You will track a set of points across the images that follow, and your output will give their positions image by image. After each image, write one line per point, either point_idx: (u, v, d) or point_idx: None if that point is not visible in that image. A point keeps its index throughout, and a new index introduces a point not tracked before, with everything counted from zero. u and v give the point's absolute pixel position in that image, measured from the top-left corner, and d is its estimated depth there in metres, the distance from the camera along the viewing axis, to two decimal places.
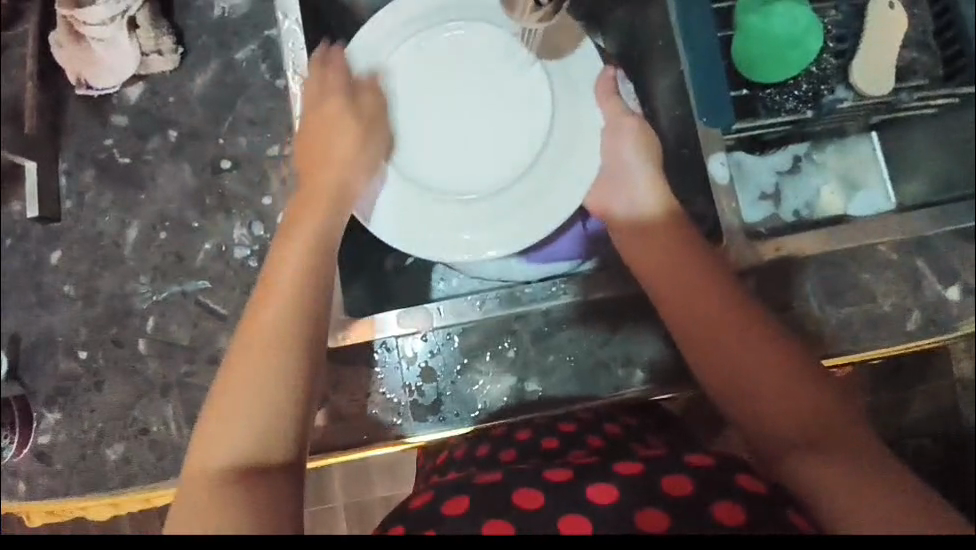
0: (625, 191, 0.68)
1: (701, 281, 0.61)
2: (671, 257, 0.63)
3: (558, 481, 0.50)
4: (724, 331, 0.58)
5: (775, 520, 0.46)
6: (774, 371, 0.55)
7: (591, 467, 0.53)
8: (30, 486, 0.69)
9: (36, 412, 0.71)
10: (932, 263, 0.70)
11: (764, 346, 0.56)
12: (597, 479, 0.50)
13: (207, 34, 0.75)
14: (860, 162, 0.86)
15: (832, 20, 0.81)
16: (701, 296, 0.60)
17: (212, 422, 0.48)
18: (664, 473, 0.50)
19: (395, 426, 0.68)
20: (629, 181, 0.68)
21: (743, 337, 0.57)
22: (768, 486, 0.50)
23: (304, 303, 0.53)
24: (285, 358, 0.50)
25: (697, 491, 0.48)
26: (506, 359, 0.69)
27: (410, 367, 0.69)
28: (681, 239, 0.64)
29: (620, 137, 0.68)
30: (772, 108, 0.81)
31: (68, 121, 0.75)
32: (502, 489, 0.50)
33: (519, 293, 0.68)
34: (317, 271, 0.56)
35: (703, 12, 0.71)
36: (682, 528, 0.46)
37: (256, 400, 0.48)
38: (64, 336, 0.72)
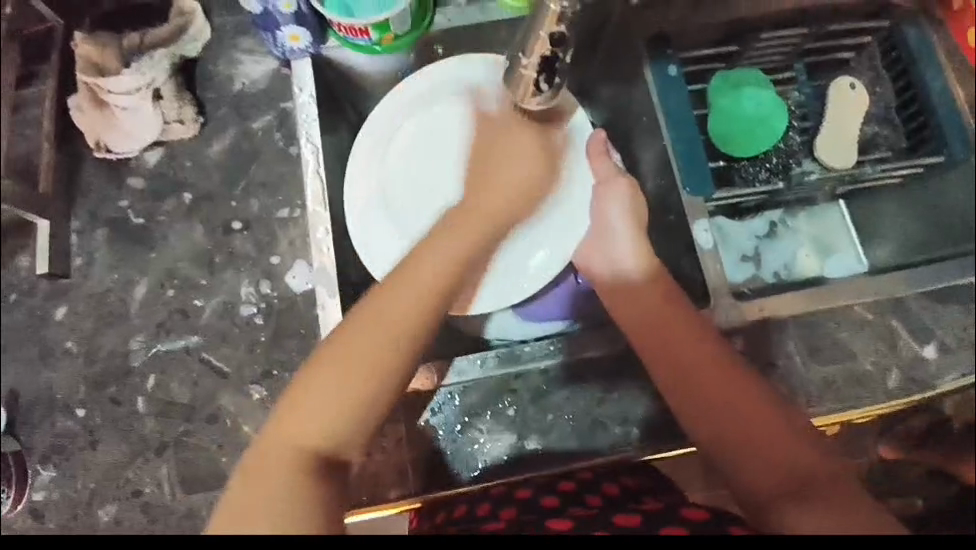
0: (614, 251, 0.72)
1: (685, 335, 0.64)
2: (652, 312, 0.66)
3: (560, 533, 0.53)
4: (704, 382, 0.61)
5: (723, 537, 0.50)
6: (751, 416, 0.58)
7: (594, 518, 0.56)
8: None
9: (31, 468, 0.70)
10: (907, 322, 0.74)
11: (748, 397, 0.59)
12: (600, 528, 0.53)
13: (226, 105, 0.81)
14: (830, 229, 0.92)
15: (795, 102, 0.91)
16: (684, 350, 0.63)
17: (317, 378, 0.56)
18: (664, 525, 0.52)
19: (396, 485, 0.69)
20: (611, 245, 0.72)
21: (726, 391, 0.60)
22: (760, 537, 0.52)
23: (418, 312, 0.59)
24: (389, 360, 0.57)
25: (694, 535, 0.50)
26: (505, 418, 0.70)
27: (411, 424, 0.70)
28: (659, 295, 0.68)
29: (609, 197, 0.73)
30: (746, 179, 0.87)
31: (84, 182, 0.78)
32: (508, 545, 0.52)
33: (518, 352, 0.71)
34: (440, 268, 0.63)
35: (681, 96, 0.81)
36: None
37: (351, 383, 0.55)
38: (62, 394, 0.72)
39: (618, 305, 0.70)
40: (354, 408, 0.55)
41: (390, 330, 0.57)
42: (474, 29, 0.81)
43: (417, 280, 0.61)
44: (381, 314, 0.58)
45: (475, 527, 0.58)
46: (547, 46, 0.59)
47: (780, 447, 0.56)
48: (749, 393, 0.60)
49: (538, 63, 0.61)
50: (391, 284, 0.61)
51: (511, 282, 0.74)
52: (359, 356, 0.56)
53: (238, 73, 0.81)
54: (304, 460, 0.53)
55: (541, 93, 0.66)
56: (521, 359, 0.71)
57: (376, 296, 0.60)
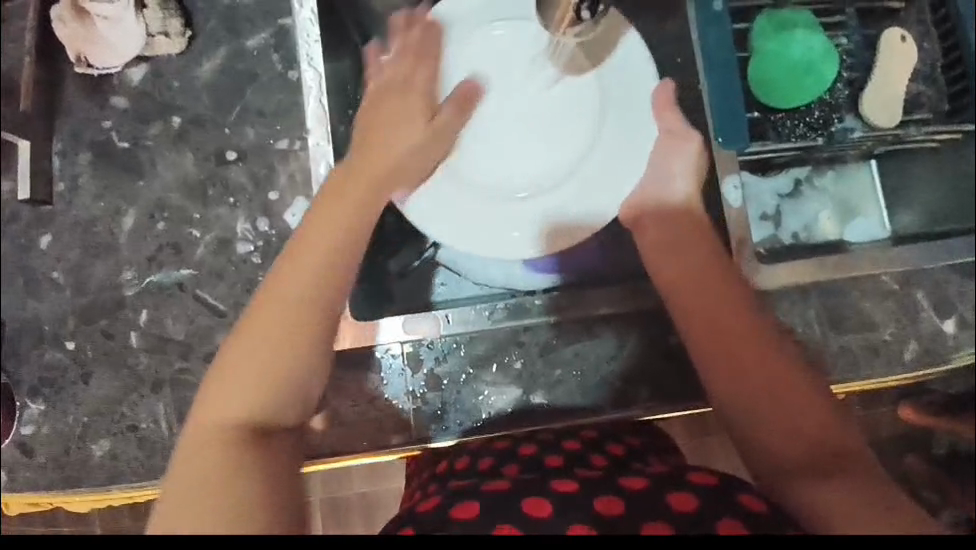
0: (664, 191, 0.69)
1: (726, 306, 0.61)
2: (683, 270, 0.65)
3: (565, 491, 0.52)
4: (731, 343, 0.58)
5: (729, 502, 0.49)
6: (802, 401, 0.54)
7: (598, 480, 0.54)
8: (10, 477, 0.67)
9: (20, 402, 0.68)
10: (930, 296, 0.71)
11: (771, 371, 0.56)
12: (604, 491, 0.52)
13: (218, 18, 0.73)
14: (857, 190, 0.89)
15: (845, 49, 0.82)
16: (713, 311, 0.61)
17: (226, 368, 0.51)
18: (669, 490, 0.51)
19: (397, 433, 0.67)
20: (661, 188, 0.69)
21: (744, 368, 0.57)
22: (770, 504, 0.50)
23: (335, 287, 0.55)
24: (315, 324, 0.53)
25: (702, 507, 0.49)
26: (512, 371, 0.69)
27: (413, 375, 0.68)
28: (701, 252, 0.66)
29: (673, 146, 0.70)
30: (781, 132, 0.80)
31: (64, 98, 0.71)
32: (513, 498, 0.51)
33: (528, 305, 0.69)
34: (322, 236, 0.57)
35: (722, 38, 0.73)
36: (709, 505, 0.49)
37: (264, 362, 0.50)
38: (51, 325, 0.69)
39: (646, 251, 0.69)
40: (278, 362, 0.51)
41: (306, 290, 0.54)
42: None
43: (309, 256, 0.56)
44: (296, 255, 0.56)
45: (474, 483, 0.56)
46: None
47: (802, 417, 0.53)
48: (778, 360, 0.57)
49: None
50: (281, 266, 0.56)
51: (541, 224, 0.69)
52: (249, 350, 0.51)
53: None
54: (233, 436, 0.48)
55: None
56: (534, 312, 0.69)
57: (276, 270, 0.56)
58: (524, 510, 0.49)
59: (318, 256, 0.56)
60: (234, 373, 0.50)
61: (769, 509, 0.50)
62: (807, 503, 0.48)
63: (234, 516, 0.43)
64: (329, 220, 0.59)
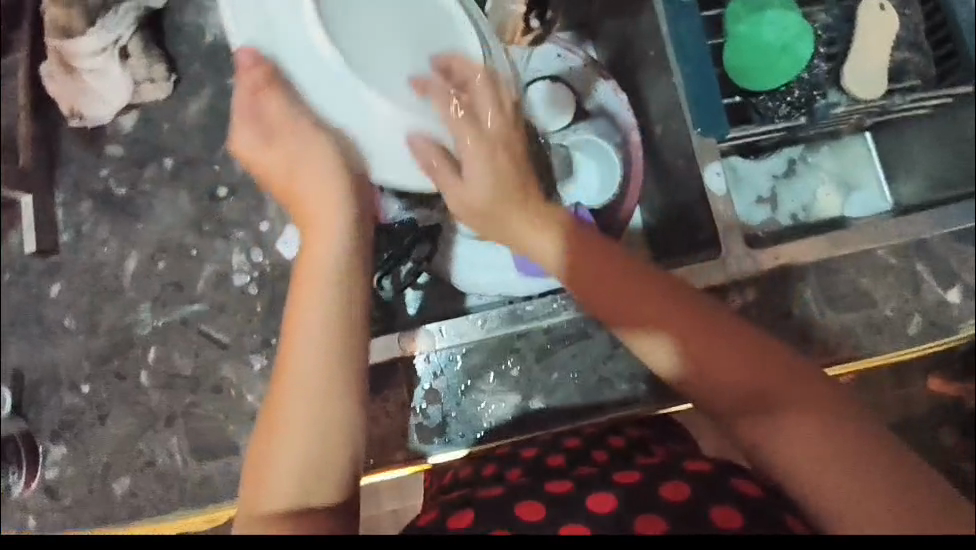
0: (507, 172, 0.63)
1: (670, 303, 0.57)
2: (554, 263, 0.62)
3: (558, 492, 0.52)
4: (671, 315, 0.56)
5: (722, 489, 0.50)
6: (753, 358, 0.53)
7: (591, 478, 0.53)
8: (39, 520, 0.69)
9: (41, 446, 0.71)
10: (930, 265, 0.70)
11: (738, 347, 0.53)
12: (599, 488, 0.51)
13: (201, 61, 0.76)
14: (853, 162, 0.88)
15: (821, 25, 0.82)
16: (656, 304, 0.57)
17: (258, 461, 0.51)
18: (663, 480, 0.51)
19: (401, 449, 0.68)
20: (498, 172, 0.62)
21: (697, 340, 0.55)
22: (764, 488, 0.52)
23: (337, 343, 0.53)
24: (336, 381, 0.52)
25: (696, 495, 0.49)
26: (509, 379, 0.69)
27: (413, 390, 0.69)
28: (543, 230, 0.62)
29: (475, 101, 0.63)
30: (764, 114, 0.80)
31: (62, 151, 0.75)
32: (505, 504, 0.52)
33: (520, 311, 0.70)
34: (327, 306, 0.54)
35: (691, 25, 0.74)
36: (703, 492, 0.49)
37: (299, 437, 0.50)
38: (67, 371, 0.72)
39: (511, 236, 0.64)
40: (334, 427, 0.51)
41: (314, 360, 0.52)
42: None
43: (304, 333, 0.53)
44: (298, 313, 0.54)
45: (470, 492, 0.56)
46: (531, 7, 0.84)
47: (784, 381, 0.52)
48: (722, 332, 0.54)
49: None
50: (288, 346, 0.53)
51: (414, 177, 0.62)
52: (290, 434, 0.50)
53: (211, 25, 0.76)
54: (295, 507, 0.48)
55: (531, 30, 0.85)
56: (524, 317, 0.70)
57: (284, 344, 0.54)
58: (518, 516, 0.50)
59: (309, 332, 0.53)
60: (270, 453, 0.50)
61: (761, 492, 0.51)
62: (804, 480, 0.49)
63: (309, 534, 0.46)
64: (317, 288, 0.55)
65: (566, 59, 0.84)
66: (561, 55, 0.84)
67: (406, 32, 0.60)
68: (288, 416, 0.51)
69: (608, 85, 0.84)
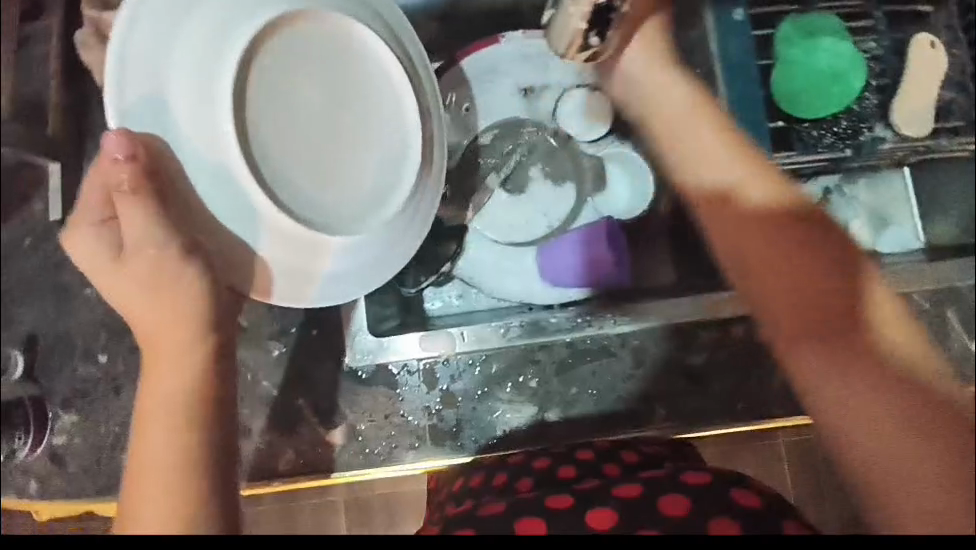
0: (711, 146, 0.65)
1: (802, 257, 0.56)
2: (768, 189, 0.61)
3: (560, 507, 0.50)
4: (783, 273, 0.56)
5: (719, 500, 0.49)
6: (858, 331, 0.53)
7: (593, 492, 0.52)
8: (41, 486, 0.69)
9: (50, 413, 0.71)
10: (957, 314, 0.70)
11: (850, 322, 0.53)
12: (598, 504, 0.50)
13: None
14: (891, 198, 0.83)
15: (873, 55, 0.79)
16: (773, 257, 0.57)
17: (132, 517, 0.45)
18: (664, 493, 0.50)
19: (412, 449, 0.69)
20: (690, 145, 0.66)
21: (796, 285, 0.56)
22: (765, 503, 0.49)
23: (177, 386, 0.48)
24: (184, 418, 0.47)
25: (693, 510, 0.47)
26: (527, 390, 0.69)
27: (429, 392, 0.69)
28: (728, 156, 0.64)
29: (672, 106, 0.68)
30: (808, 142, 0.77)
31: (93, 122, 0.74)
32: (507, 517, 0.50)
33: (544, 323, 0.70)
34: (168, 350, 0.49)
35: (742, 47, 0.76)
36: (699, 507, 0.48)
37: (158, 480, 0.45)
38: (83, 341, 0.74)
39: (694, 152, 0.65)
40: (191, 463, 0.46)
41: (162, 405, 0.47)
42: None
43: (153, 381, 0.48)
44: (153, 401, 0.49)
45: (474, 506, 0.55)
46: None
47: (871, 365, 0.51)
48: (824, 282, 0.55)
49: (587, 13, 0.63)
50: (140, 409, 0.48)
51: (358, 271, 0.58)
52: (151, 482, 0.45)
53: None
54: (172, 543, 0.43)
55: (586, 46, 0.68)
56: (546, 328, 0.70)
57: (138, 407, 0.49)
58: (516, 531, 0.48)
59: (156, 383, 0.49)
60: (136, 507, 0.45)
61: (759, 507, 0.49)
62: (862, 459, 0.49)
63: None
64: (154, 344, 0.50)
65: None
66: None
67: (317, 121, 0.55)
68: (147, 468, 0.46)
69: None
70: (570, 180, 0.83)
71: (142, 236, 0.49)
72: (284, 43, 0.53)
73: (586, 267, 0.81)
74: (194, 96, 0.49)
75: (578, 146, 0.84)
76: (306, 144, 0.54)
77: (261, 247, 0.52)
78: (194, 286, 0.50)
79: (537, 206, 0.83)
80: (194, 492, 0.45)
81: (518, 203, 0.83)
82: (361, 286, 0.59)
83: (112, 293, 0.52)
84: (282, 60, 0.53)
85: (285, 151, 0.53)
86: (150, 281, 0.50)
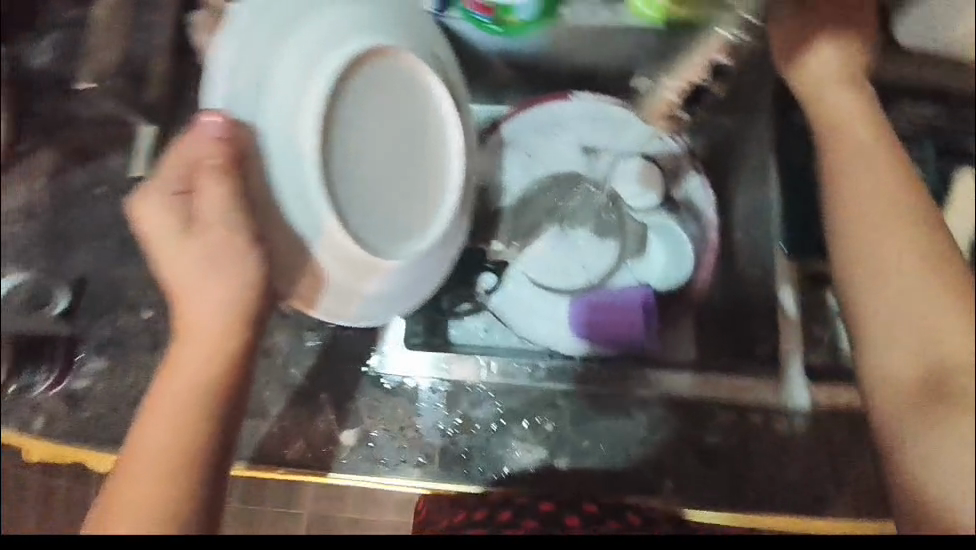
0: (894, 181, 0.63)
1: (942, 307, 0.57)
2: (921, 251, 0.59)
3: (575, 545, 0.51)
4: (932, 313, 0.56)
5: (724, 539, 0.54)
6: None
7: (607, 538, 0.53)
8: (49, 423, 0.73)
9: (80, 355, 0.74)
10: None
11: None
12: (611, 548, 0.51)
13: None
14: None
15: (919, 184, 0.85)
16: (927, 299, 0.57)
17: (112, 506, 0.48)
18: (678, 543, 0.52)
19: (418, 466, 0.69)
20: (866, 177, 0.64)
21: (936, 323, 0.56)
22: None
23: (201, 390, 0.51)
24: (196, 425, 0.50)
25: None
26: (542, 432, 0.71)
27: (447, 413, 0.70)
28: (909, 256, 0.58)
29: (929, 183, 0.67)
30: None
31: None
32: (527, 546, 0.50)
33: (571, 371, 0.72)
34: (201, 353, 0.52)
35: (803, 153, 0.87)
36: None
37: (142, 480, 0.48)
38: (133, 293, 0.76)
39: (874, 256, 0.60)
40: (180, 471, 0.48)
41: (179, 401, 0.51)
42: (604, 28, 0.85)
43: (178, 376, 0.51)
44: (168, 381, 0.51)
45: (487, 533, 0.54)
46: (700, 76, 0.84)
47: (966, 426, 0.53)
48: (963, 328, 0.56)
49: (682, 89, 0.86)
50: (154, 397, 0.51)
51: (402, 288, 0.66)
52: (137, 480, 0.48)
53: None
54: None
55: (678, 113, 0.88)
56: (572, 377, 0.73)
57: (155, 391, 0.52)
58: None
59: (179, 380, 0.51)
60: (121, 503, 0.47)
61: None
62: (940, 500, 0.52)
63: None
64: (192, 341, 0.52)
65: (666, 142, 0.88)
66: (662, 137, 0.89)
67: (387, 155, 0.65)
68: (139, 458, 0.49)
69: (697, 171, 0.88)
70: (613, 241, 0.87)
71: (215, 217, 0.52)
72: (367, 77, 0.61)
73: (606, 325, 0.83)
74: (286, 105, 0.56)
75: (627, 210, 0.88)
76: (370, 164, 0.63)
77: (323, 257, 0.59)
78: (241, 286, 0.52)
79: (578, 259, 0.87)
80: (188, 490, 0.48)
81: (560, 253, 0.87)
82: (393, 302, 0.67)
83: (158, 256, 0.53)
84: (367, 90, 0.62)
85: (357, 174, 0.62)
86: (206, 257, 0.52)
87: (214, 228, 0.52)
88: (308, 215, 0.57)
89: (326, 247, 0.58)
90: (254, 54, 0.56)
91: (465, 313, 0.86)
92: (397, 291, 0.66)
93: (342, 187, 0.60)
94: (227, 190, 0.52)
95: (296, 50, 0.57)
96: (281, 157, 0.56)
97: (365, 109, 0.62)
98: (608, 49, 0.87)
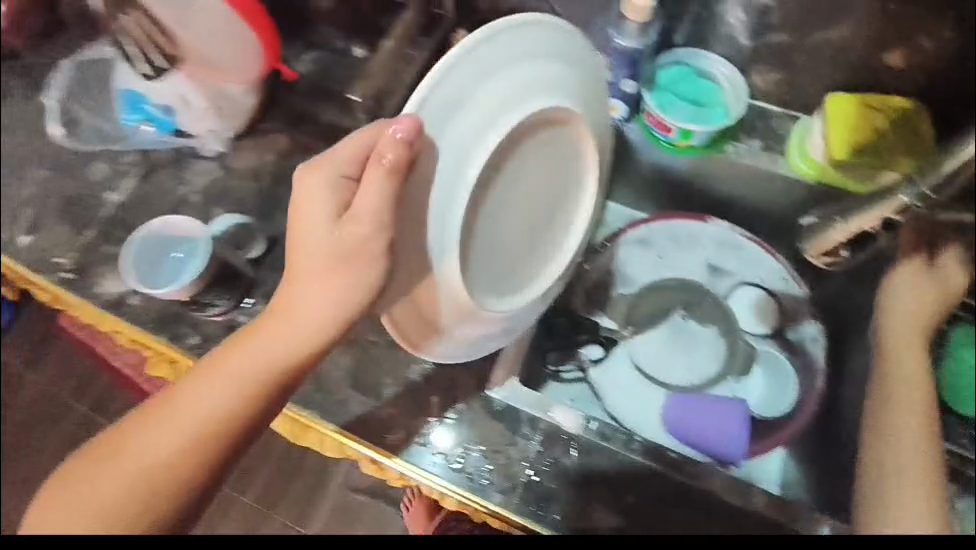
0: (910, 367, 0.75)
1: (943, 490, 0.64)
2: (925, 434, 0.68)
3: None
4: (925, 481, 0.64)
5: None
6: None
7: None
8: (199, 343, 0.83)
9: (249, 298, 0.87)
10: None
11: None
12: None
13: None
14: None
15: None
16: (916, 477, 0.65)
17: (146, 423, 0.61)
18: None
19: (500, 492, 0.74)
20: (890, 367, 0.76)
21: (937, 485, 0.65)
22: None
23: (252, 382, 0.61)
24: (231, 410, 0.61)
25: None
26: (622, 501, 0.72)
27: (538, 451, 0.76)
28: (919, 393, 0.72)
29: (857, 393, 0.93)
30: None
31: None
32: None
33: (663, 454, 0.76)
34: (277, 348, 0.62)
35: None
36: None
37: (176, 426, 0.60)
38: None
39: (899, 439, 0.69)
40: (203, 442, 0.60)
41: (237, 377, 0.61)
42: (759, 168, 0.96)
43: (249, 353, 0.62)
44: (216, 387, 0.61)
45: None
46: (875, 223, 0.85)
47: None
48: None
49: (852, 232, 0.88)
50: (229, 355, 0.62)
51: (480, 335, 0.72)
52: (171, 424, 0.60)
53: None
54: (146, 491, 0.58)
55: (839, 255, 0.92)
56: (665, 461, 0.76)
57: (224, 355, 0.63)
58: None
59: (246, 358, 0.62)
60: (155, 428, 0.60)
61: None
62: None
63: (138, 496, 0.58)
64: (276, 329, 0.62)
65: (789, 283, 0.97)
66: (785, 277, 0.97)
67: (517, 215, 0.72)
68: (181, 402, 0.61)
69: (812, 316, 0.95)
70: (724, 356, 0.95)
71: (366, 210, 0.57)
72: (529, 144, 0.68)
73: (709, 434, 0.85)
74: (465, 140, 0.60)
75: (740, 331, 0.97)
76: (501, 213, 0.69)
77: (442, 289, 0.64)
78: (343, 294, 0.61)
79: (688, 360, 0.95)
80: (178, 488, 0.59)
81: (675, 353, 0.95)
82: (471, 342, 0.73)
83: (305, 222, 0.61)
84: (531, 148, 0.69)
85: (489, 223, 0.68)
86: (343, 250, 0.60)
87: (365, 229, 0.58)
88: (444, 248, 0.62)
89: (443, 275, 0.63)
90: (456, 81, 0.59)
91: (569, 376, 0.92)
92: (475, 337, 0.72)
93: (475, 233, 0.66)
94: (392, 190, 0.57)
95: (491, 91, 0.61)
96: (444, 184, 0.60)
97: (517, 167, 0.68)
98: (760, 188, 0.99)
